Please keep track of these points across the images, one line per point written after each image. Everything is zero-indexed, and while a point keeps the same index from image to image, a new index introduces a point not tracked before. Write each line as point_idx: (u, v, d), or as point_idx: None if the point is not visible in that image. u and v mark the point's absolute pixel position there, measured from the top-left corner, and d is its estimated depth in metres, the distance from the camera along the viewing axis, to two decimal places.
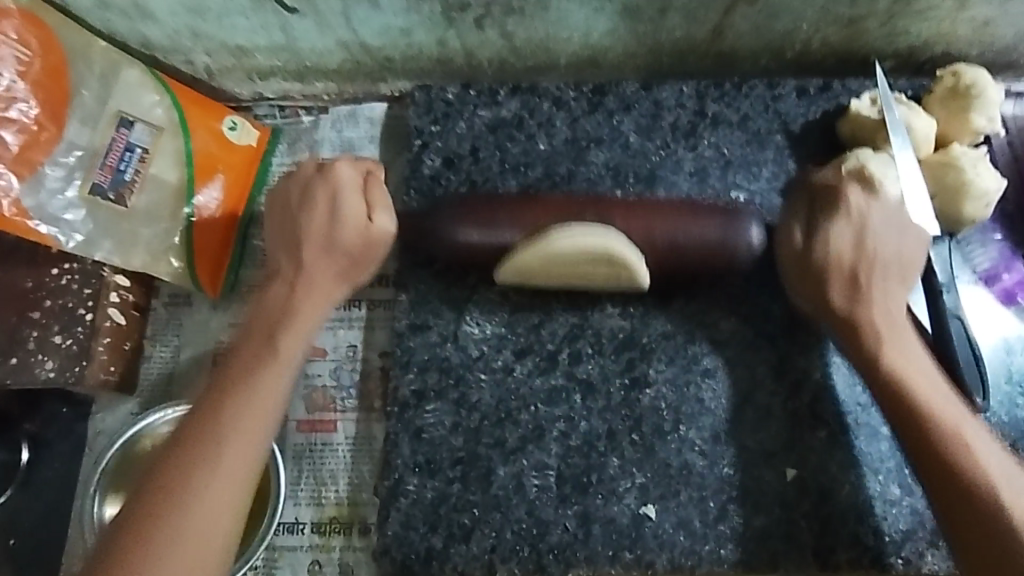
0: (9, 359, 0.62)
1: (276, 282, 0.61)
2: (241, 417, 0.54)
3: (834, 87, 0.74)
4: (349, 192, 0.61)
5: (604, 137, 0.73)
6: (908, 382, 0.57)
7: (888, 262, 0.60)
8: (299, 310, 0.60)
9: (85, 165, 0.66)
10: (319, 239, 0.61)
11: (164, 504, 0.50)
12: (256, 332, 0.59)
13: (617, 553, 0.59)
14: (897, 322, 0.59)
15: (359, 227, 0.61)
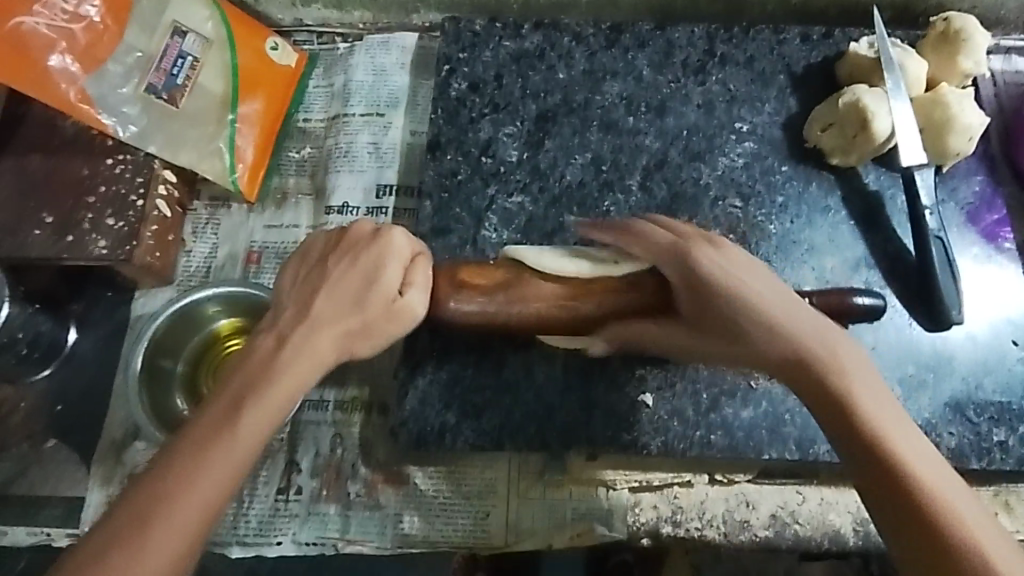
0: (65, 237, 0.67)
1: (289, 310, 0.53)
2: (229, 447, 0.46)
3: (835, 34, 0.80)
4: (394, 263, 0.57)
5: (619, 70, 0.79)
6: (875, 412, 0.44)
7: (769, 300, 0.49)
8: (276, 375, 0.50)
9: (143, 66, 0.71)
10: (346, 295, 0.55)
11: (130, 532, 0.43)
12: (221, 399, 0.48)
13: (616, 435, 0.65)
14: (827, 336, 0.48)
15: (387, 299, 0.56)
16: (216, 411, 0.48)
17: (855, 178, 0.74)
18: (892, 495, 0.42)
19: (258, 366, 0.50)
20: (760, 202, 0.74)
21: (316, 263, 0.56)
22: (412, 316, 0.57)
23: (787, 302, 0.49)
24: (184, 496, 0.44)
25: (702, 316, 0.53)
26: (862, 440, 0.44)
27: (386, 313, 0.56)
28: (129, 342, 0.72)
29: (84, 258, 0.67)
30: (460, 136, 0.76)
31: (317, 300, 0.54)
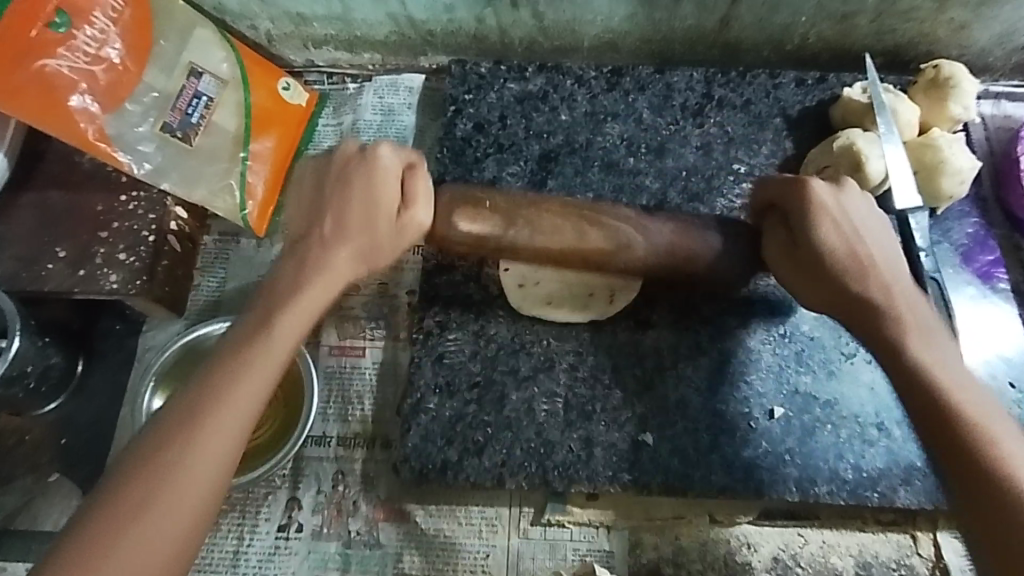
0: (78, 271, 0.69)
1: (290, 258, 0.54)
2: (229, 405, 0.47)
3: (829, 79, 0.82)
4: (384, 183, 0.55)
5: (620, 112, 0.81)
6: (932, 373, 0.49)
7: (886, 258, 0.55)
8: (303, 291, 0.52)
9: (160, 105, 0.73)
10: (348, 220, 0.55)
11: (152, 456, 0.45)
12: (252, 316, 0.51)
13: (616, 473, 0.65)
14: (924, 323, 0.53)
15: (392, 219, 0.56)
16: (210, 374, 0.48)
17: None
18: (937, 422, 0.48)
19: (252, 332, 0.50)
20: None
21: (317, 197, 0.56)
22: (417, 227, 0.57)
23: (889, 266, 0.55)
24: (192, 456, 0.45)
25: (818, 260, 0.56)
26: (915, 375, 0.50)
27: (395, 230, 0.56)
28: (136, 378, 0.73)
29: (96, 292, 0.69)
30: (465, 175, 0.79)
31: (305, 267, 0.53)
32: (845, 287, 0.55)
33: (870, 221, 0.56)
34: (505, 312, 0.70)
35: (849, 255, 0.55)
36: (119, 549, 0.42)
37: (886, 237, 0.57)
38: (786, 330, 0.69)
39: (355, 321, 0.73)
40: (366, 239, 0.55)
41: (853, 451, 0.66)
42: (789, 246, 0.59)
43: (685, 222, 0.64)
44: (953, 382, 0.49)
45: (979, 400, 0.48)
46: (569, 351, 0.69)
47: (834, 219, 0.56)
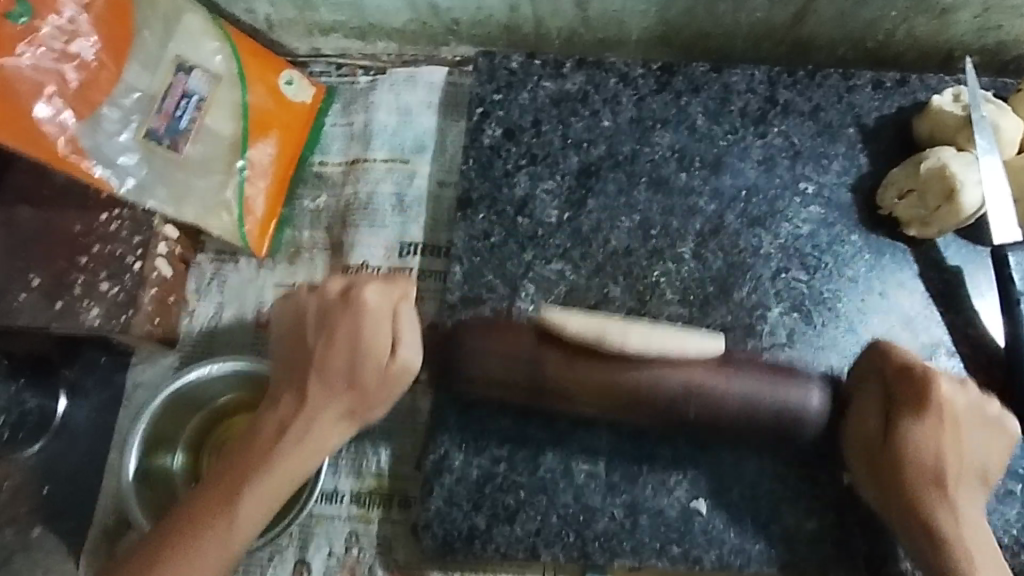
0: (54, 303, 0.60)
1: (290, 389, 0.54)
2: (238, 506, 0.50)
3: (912, 81, 0.71)
4: (376, 324, 0.53)
5: (670, 118, 0.71)
6: (946, 535, 0.50)
7: (971, 466, 0.52)
8: (277, 466, 0.52)
9: (143, 108, 0.63)
10: (335, 369, 0.53)
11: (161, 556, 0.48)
12: (256, 442, 0.52)
13: (664, 546, 0.58)
14: (973, 522, 0.52)
15: (380, 366, 0.53)
16: (226, 477, 0.51)
17: (932, 253, 0.66)
18: (937, 560, 0.50)
19: (258, 446, 0.52)
20: (826, 274, 0.66)
21: (303, 329, 0.54)
22: (409, 366, 0.53)
23: (967, 466, 0.52)
24: (186, 563, 0.48)
25: (886, 399, 0.54)
26: (935, 519, 0.51)
27: (380, 377, 0.53)
28: (127, 418, 0.65)
29: (75, 328, 0.60)
30: (494, 190, 0.69)
31: (306, 373, 0.53)
32: (911, 491, 0.52)
33: (970, 411, 0.53)
34: None
35: (934, 422, 0.52)
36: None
37: (993, 437, 0.53)
38: None
39: None
40: (364, 348, 0.52)
41: None
42: (876, 427, 0.54)
43: (751, 367, 0.55)
44: (962, 518, 0.51)
45: (982, 540, 0.51)
46: None
47: (923, 358, 0.53)
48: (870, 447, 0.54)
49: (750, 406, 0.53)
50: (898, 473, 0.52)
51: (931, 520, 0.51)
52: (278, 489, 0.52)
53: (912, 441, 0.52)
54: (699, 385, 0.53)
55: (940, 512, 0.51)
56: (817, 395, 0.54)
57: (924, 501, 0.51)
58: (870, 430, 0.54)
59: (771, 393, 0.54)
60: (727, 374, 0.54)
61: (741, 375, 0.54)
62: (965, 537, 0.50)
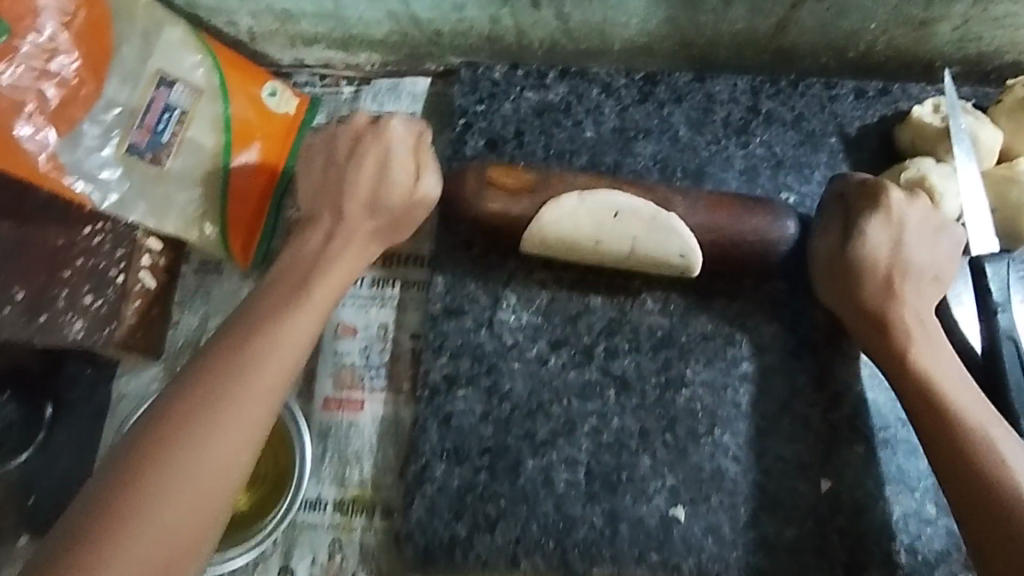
0: (36, 317, 0.59)
1: (314, 236, 0.60)
2: (260, 368, 0.51)
3: (893, 91, 0.72)
4: (398, 156, 0.61)
5: (653, 128, 0.71)
6: (937, 382, 0.54)
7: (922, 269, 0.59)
8: (330, 269, 0.58)
9: (123, 123, 0.64)
10: (362, 201, 0.61)
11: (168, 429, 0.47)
12: (285, 280, 0.57)
13: (643, 554, 0.58)
14: (930, 331, 0.57)
15: (405, 188, 0.61)
16: (249, 323, 0.53)
17: None
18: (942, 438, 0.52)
19: (295, 274, 0.58)
20: None
21: (338, 186, 0.61)
22: (431, 192, 0.62)
23: (917, 274, 0.58)
24: (200, 449, 0.47)
25: (846, 223, 0.59)
26: (920, 363, 0.55)
27: (404, 202, 0.61)
28: (111, 432, 0.66)
29: (59, 342, 0.60)
30: None
31: (311, 279, 0.57)
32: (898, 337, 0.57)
33: (934, 235, 0.59)
34: (519, 366, 0.63)
35: (889, 223, 0.58)
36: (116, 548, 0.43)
37: (939, 249, 0.59)
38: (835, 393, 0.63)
39: (352, 368, 0.66)
40: (382, 194, 0.61)
41: (907, 532, 0.59)
42: (834, 250, 0.60)
43: (727, 202, 0.62)
44: (948, 363, 0.56)
45: (959, 381, 0.55)
46: (592, 412, 0.62)
47: (890, 245, 0.58)
48: (834, 261, 0.60)
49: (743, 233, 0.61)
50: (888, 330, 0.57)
51: (917, 366, 0.55)
52: (294, 350, 0.53)
53: (860, 246, 0.58)
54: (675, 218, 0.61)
55: (914, 344, 0.56)
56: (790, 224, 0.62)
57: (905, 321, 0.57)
58: (834, 296, 0.60)
59: (739, 227, 0.61)
60: (687, 212, 0.61)
61: (698, 212, 0.61)
62: (943, 377, 0.55)
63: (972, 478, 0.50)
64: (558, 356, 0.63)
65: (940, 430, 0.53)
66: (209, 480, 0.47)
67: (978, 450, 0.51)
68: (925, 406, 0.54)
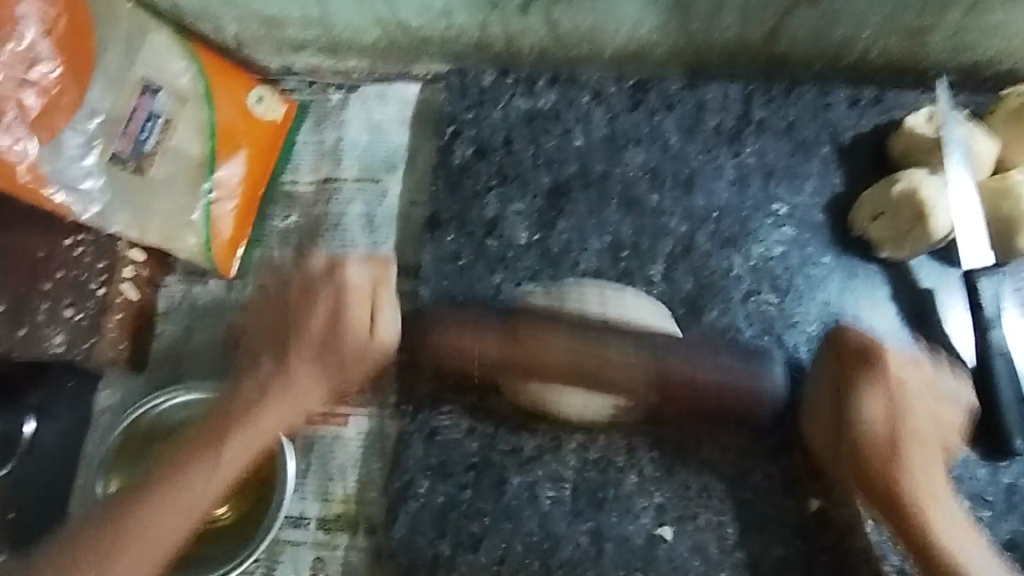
0: (16, 331, 0.59)
1: (267, 362, 0.54)
2: (166, 516, 0.50)
3: (888, 99, 0.71)
4: (353, 306, 0.52)
5: (643, 137, 0.70)
6: (926, 510, 0.50)
7: (908, 363, 0.54)
8: (293, 375, 0.53)
9: (107, 131, 0.63)
10: (314, 342, 0.53)
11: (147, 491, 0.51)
12: (243, 396, 0.54)
13: (629, 574, 0.57)
14: (930, 439, 0.53)
15: (359, 338, 0.52)
16: (165, 472, 0.51)
17: (905, 273, 0.66)
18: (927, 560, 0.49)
19: (221, 419, 0.53)
20: (798, 297, 0.66)
21: (288, 315, 0.54)
22: (387, 347, 0.54)
23: (922, 440, 0.52)
24: (191, 486, 0.51)
25: (838, 383, 0.55)
26: (909, 487, 0.51)
27: (357, 355, 0.53)
28: (94, 441, 0.66)
29: (38, 354, 0.60)
30: (464, 211, 0.69)
31: (274, 360, 0.54)
32: (887, 465, 0.51)
33: (915, 365, 0.54)
34: None
35: (887, 397, 0.52)
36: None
37: (947, 405, 0.54)
38: None
39: None
40: (346, 317, 0.52)
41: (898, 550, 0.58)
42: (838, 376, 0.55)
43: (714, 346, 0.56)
44: (939, 493, 0.51)
45: (953, 508, 0.51)
46: (579, 428, 0.61)
47: (887, 420, 0.52)
48: (832, 431, 0.55)
49: (721, 370, 0.55)
50: (881, 450, 0.52)
51: (912, 498, 0.50)
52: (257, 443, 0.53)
53: (857, 416, 0.53)
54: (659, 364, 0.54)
55: (912, 477, 0.51)
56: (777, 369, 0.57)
57: (903, 444, 0.52)
58: (829, 369, 0.56)
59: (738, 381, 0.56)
60: (702, 351, 0.56)
61: (700, 365, 0.55)
62: (941, 516, 0.50)
63: None
64: None
65: (915, 537, 0.50)
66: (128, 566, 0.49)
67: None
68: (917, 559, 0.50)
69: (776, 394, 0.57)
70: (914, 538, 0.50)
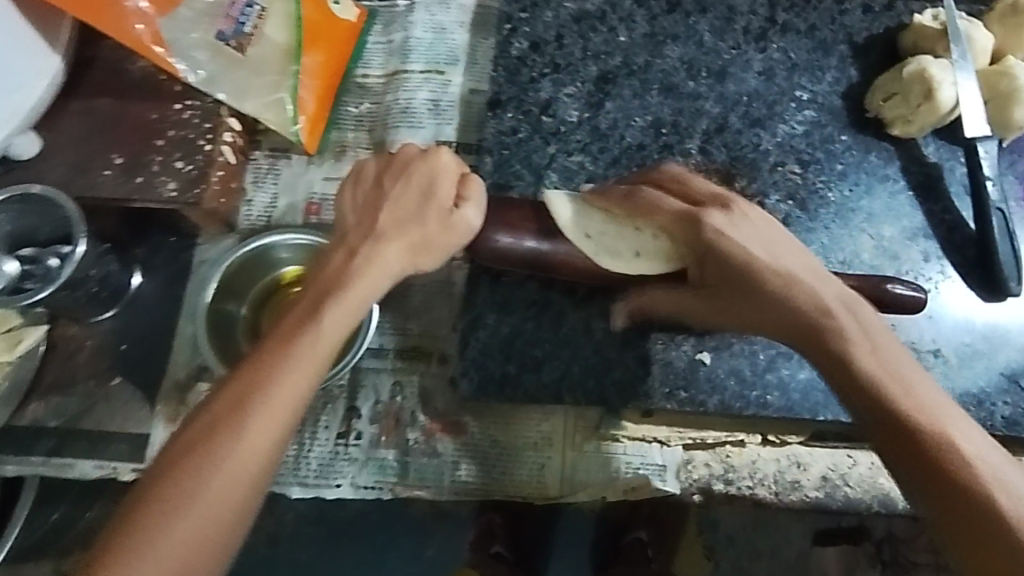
0: (135, 178, 0.68)
1: (337, 253, 0.56)
2: (271, 409, 0.48)
3: (897, 6, 0.79)
4: (445, 180, 0.57)
5: (680, 34, 0.79)
6: (897, 405, 0.46)
7: (773, 249, 0.54)
8: (356, 282, 0.53)
9: (212, 12, 0.70)
10: (408, 206, 0.56)
11: (190, 461, 0.46)
12: (303, 302, 0.53)
13: (672, 391, 0.66)
14: (874, 334, 0.49)
15: (445, 213, 0.57)
16: (255, 376, 0.49)
17: (914, 149, 0.74)
18: (940, 496, 0.43)
19: (324, 285, 0.53)
20: (820, 168, 0.74)
21: (378, 184, 0.58)
22: (469, 227, 0.57)
23: (785, 258, 0.53)
24: (249, 438, 0.47)
25: (701, 249, 0.56)
26: (879, 403, 0.47)
27: (440, 223, 0.56)
28: (194, 288, 0.73)
29: (155, 200, 0.68)
30: (521, 94, 0.76)
31: (365, 245, 0.55)
32: (840, 344, 0.50)
33: (754, 217, 0.55)
34: None
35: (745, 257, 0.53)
36: (165, 531, 0.44)
37: (789, 251, 0.54)
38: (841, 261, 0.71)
39: None
40: (436, 192, 0.57)
41: None
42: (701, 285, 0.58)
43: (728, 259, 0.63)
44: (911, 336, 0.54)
45: (934, 400, 0.46)
46: None
47: (785, 278, 0.52)
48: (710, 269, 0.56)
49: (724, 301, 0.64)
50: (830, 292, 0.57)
51: (877, 404, 0.47)
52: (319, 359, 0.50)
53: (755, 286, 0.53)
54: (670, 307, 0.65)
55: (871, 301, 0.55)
56: None
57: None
58: (715, 272, 0.55)
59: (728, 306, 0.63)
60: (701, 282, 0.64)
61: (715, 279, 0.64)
62: (902, 393, 0.46)
63: (949, 480, 0.43)
64: None
65: (903, 442, 0.45)
66: (239, 469, 0.46)
67: (949, 462, 0.44)
68: (906, 443, 0.45)
69: None
70: (895, 448, 0.46)
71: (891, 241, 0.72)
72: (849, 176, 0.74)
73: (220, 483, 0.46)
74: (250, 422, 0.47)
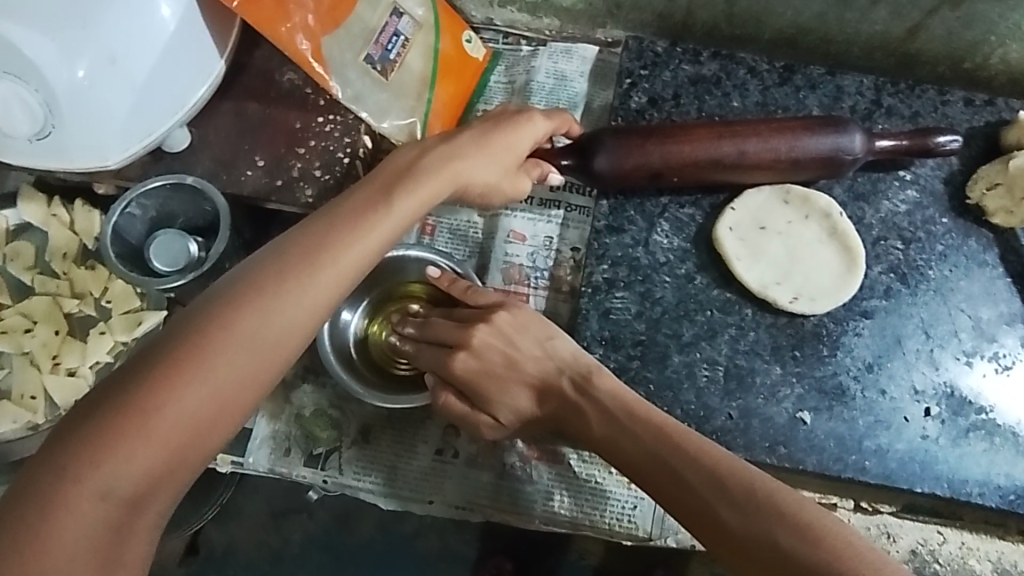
0: (275, 181, 0.72)
1: (409, 151, 0.58)
2: (269, 333, 0.47)
3: (998, 103, 0.83)
4: (514, 120, 0.64)
5: (790, 106, 0.83)
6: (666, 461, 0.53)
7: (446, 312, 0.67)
8: (424, 177, 0.56)
9: (364, 37, 0.75)
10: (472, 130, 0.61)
11: (219, 330, 0.45)
12: (375, 186, 0.55)
13: (773, 446, 0.68)
14: (619, 401, 0.58)
15: (522, 144, 0.64)
16: (258, 297, 0.47)
17: (1013, 238, 0.76)
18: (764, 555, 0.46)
19: (343, 214, 0.52)
20: (920, 247, 0.76)
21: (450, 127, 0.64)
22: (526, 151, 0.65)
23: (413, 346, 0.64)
24: (290, 310, 0.47)
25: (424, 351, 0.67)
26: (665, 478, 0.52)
27: (506, 143, 0.63)
28: None
29: (290, 202, 0.72)
30: None
31: (396, 190, 0.54)
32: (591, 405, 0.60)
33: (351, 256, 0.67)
34: (670, 279, 0.73)
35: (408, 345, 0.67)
36: (137, 439, 0.42)
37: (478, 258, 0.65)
38: (941, 338, 0.72)
39: (520, 268, 0.77)
40: (509, 126, 0.63)
41: (1011, 463, 0.68)
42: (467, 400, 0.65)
43: (783, 126, 0.69)
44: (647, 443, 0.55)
45: (680, 453, 0.53)
46: (731, 324, 0.72)
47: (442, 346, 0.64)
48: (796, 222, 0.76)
49: (724, 163, 0.70)
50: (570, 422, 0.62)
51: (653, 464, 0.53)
52: (374, 243, 0.51)
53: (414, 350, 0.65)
54: (691, 150, 0.69)
55: (657, 413, 0.57)
56: (845, 138, 0.69)
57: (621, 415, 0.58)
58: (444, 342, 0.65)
59: (725, 174, 0.71)
60: (739, 124, 0.70)
61: (727, 156, 0.69)
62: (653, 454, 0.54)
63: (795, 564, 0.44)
64: (704, 275, 0.73)
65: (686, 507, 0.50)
66: (222, 393, 0.45)
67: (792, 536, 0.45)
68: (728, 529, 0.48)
69: (822, 144, 0.69)
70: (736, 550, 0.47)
71: (993, 325, 0.73)
72: (958, 254, 0.76)
73: (215, 396, 0.44)
74: (292, 294, 0.47)
